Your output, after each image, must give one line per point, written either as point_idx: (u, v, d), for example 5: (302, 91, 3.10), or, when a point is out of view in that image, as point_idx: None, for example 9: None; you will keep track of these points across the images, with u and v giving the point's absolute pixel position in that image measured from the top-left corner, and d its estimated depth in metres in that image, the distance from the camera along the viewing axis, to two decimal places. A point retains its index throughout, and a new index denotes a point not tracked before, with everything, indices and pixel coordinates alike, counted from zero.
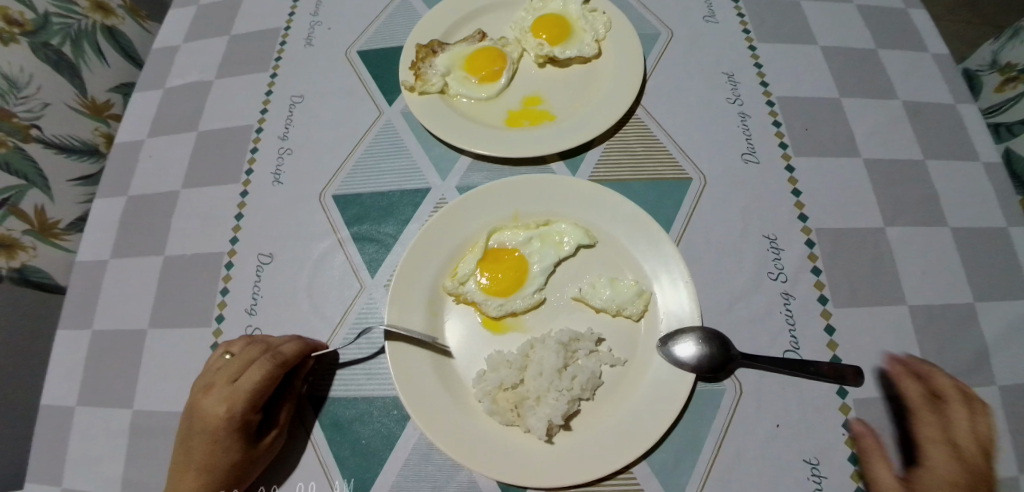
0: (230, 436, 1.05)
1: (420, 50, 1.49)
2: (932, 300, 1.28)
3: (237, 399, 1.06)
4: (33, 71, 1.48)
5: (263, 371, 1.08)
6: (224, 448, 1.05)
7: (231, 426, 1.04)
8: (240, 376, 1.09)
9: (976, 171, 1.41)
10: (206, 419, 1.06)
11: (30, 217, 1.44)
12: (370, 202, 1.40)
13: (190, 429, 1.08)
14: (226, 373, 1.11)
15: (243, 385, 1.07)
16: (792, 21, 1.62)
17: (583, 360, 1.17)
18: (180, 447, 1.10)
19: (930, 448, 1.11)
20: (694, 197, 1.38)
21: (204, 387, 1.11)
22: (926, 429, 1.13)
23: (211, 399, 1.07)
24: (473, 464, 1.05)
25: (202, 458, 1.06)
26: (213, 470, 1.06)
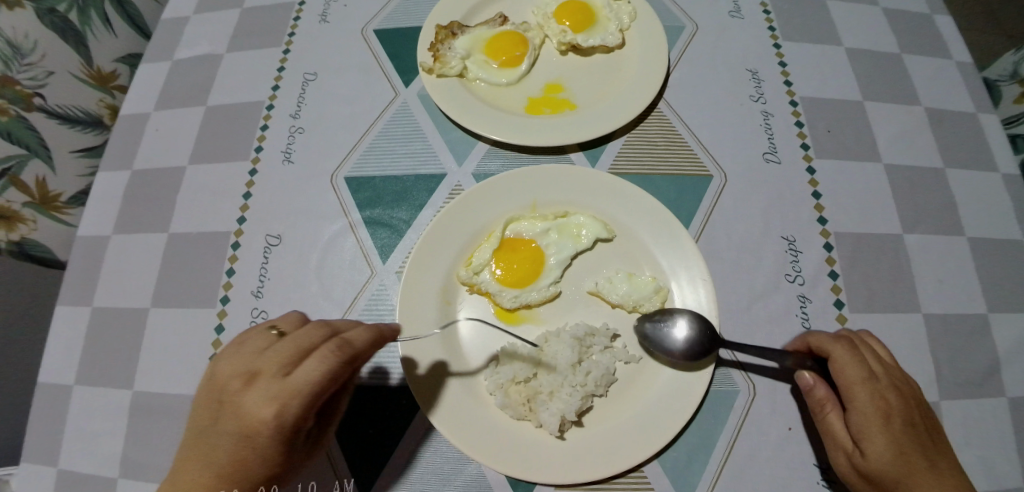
0: (272, 442, 0.90)
1: (439, 31, 1.45)
2: (947, 309, 1.26)
3: (287, 400, 0.88)
4: (38, 37, 1.41)
5: (324, 373, 0.89)
6: (263, 453, 0.90)
7: (278, 431, 0.88)
8: (294, 372, 0.91)
9: (995, 182, 1.39)
10: (246, 417, 0.89)
11: (31, 189, 1.40)
12: (383, 185, 1.37)
13: (223, 422, 0.92)
14: (275, 361, 0.93)
15: (296, 385, 0.89)
16: (817, 20, 1.59)
17: (598, 355, 1.16)
18: (207, 432, 0.94)
19: (859, 393, 0.99)
20: (714, 194, 1.35)
21: (246, 374, 0.93)
22: (846, 373, 1.01)
23: (255, 395, 0.90)
24: (483, 457, 1.03)
25: (233, 455, 0.91)
26: (241, 474, 0.92)
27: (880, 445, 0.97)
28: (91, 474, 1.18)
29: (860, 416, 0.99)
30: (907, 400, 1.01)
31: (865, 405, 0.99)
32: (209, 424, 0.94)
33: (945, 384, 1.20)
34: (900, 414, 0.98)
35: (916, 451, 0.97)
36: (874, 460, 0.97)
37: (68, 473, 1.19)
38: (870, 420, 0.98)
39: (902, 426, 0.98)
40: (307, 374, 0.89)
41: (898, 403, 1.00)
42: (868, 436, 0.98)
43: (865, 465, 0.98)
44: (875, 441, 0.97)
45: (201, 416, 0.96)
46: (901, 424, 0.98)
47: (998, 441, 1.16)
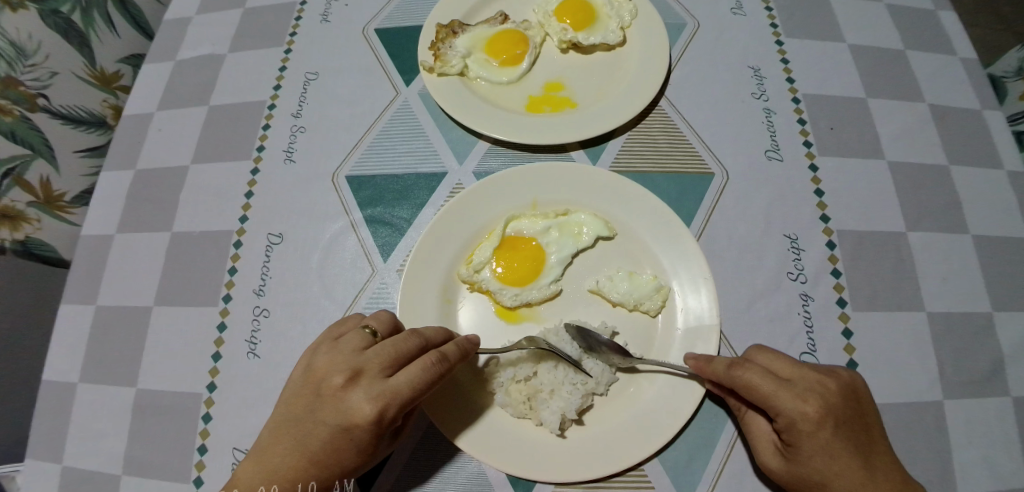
0: (366, 439, 0.92)
1: (440, 30, 1.45)
2: (951, 307, 1.26)
3: (390, 401, 0.91)
4: (41, 38, 1.43)
5: (427, 378, 0.93)
6: (355, 448, 0.92)
7: (375, 428, 0.91)
8: (396, 374, 0.93)
9: (999, 179, 1.38)
10: (346, 413, 0.91)
11: (35, 188, 1.41)
12: (384, 184, 1.37)
13: (319, 415, 0.93)
14: (377, 361, 0.94)
15: (399, 387, 0.91)
16: (820, 17, 1.58)
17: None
18: (296, 421, 0.96)
19: (781, 405, 0.94)
20: (716, 192, 1.35)
21: (348, 371, 0.94)
22: (760, 388, 0.96)
23: (358, 392, 0.91)
24: (484, 456, 1.03)
25: (324, 445, 0.93)
26: (329, 464, 0.94)
27: (808, 452, 0.94)
28: (95, 472, 1.19)
29: (786, 428, 0.95)
30: (835, 397, 0.95)
31: (791, 416, 0.94)
32: (301, 414, 0.95)
33: (949, 383, 1.19)
34: (828, 415, 0.93)
35: (849, 450, 0.93)
36: (806, 466, 0.95)
37: (72, 470, 1.20)
38: (796, 430, 0.94)
39: (832, 429, 0.93)
40: (409, 378, 0.92)
41: (826, 406, 0.94)
42: (798, 444, 0.95)
43: (798, 472, 0.97)
44: (803, 449, 0.95)
45: (293, 405, 0.97)
46: (831, 425, 0.93)
47: (1002, 440, 1.15)
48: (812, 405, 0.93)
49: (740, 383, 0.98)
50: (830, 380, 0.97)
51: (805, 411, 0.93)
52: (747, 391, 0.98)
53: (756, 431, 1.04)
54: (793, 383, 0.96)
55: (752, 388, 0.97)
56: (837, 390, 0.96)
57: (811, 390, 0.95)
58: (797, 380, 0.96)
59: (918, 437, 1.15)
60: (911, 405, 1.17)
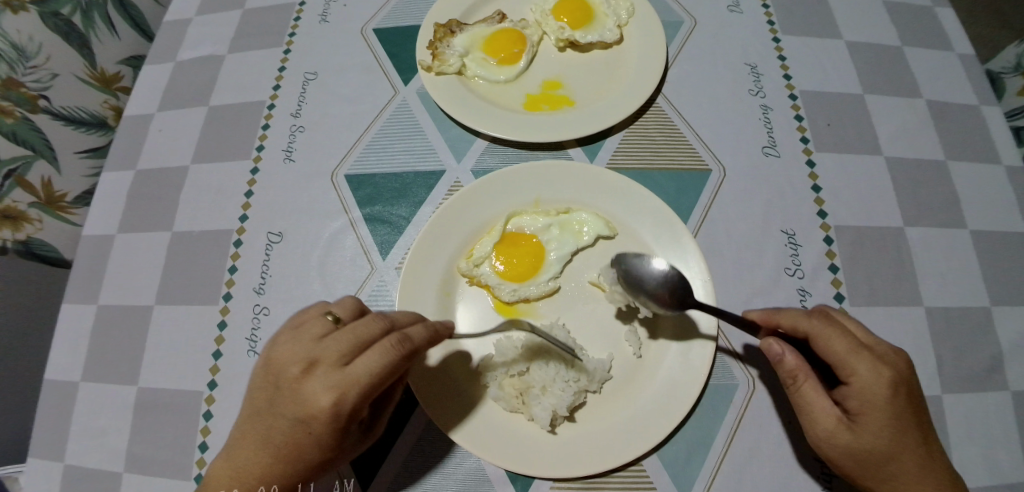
0: (327, 431, 0.91)
1: (439, 29, 1.46)
2: (949, 302, 1.26)
3: (347, 389, 0.89)
4: (42, 40, 1.44)
5: (385, 365, 0.91)
6: (317, 441, 0.91)
7: (336, 419, 0.89)
8: (354, 362, 0.91)
9: (997, 175, 1.38)
10: (305, 403, 0.90)
11: (37, 189, 1.42)
12: (383, 182, 1.38)
13: (280, 407, 0.93)
14: (334, 351, 0.93)
15: (357, 376, 0.89)
16: (817, 14, 1.59)
17: (594, 350, 1.16)
18: (262, 415, 0.96)
19: (858, 364, 0.94)
20: (713, 188, 1.35)
21: (305, 362, 0.93)
22: (839, 345, 0.95)
23: (315, 382, 0.90)
24: (477, 450, 1.04)
25: (288, 438, 0.93)
26: (297, 457, 0.94)
27: (880, 420, 0.92)
28: (96, 470, 1.20)
29: (858, 391, 0.94)
30: (906, 368, 0.97)
31: (868, 380, 0.93)
32: (265, 407, 0.95)
33: (948, 378, 1.19)
34: (901, 382, 0.94)
35: (913, 423, 0.94)
36: (873, 435, 0.93)
37: (74, 469, 1.21)
38: (870, 394, 0.93)
39: (903, 397, 0.94)
40: (368, 365, 0.90)
41: (898, 372, 0.95)
42: (868, 411, 0.93)
43: (861, 443, 0.94)
44: (874, 417, 0.93)
45: (257, 398, 0.97)
46: (904, 392, 0.94)
47: (1001, 435, 1.15)
48: (890, 370, 0.93)
49: (817, 337, 0.98)
50: (898, 352, 0.99)
51: (883, 375, 0.93)
52: (823, 348, 0.97)
53: (815, 406, 0.98)
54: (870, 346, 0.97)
55: (830, 345, 0.96)
56: (906, 362, 0.98)
57: (886, 357, 0.96)
58: (874, 347, 0.98)
59: None
60: None
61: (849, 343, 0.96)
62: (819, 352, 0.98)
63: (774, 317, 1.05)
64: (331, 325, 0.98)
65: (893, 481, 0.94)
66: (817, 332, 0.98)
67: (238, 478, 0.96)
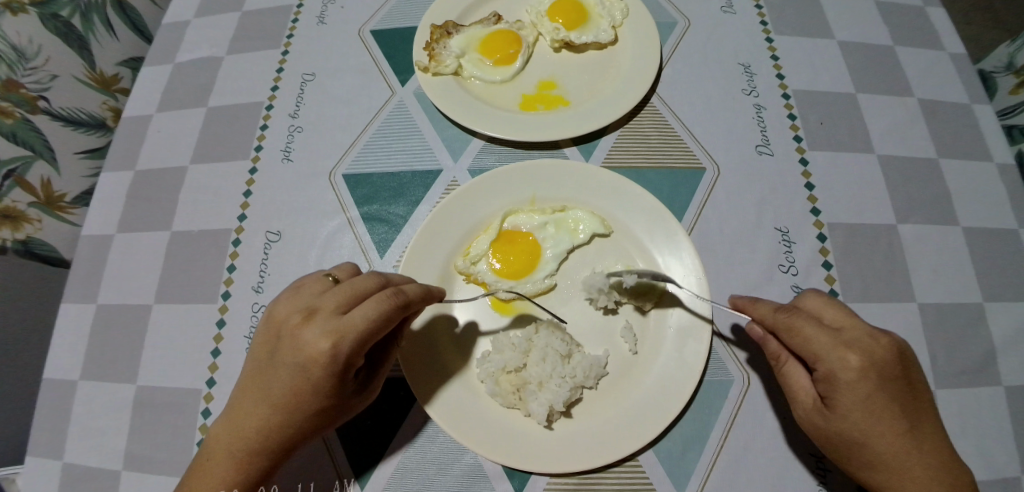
0: (326, 377, 0.93)
1: (435, 30, 1.47)
2: (941, 298, 1.27)
3: (345, 334, 0.92)
4: (41, 41, 1.45)
5: (382, 311, 0.94)
6: (315, 388, 0.93)
7: (334, 364, 0.92)
8: (351, 310, 0.94)
9: (989, 172, 1.40)
10: (303, 349, 0.92)
11: (36, 189, 1.43)
12: (381, 182, 1.39)
13: (279, 356, 0.95)
14: (332, 301, 0.96)
15: (354, 322, 0.92)
16: (810, 14, 1.60)
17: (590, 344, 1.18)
18: (261, 369, 0.98)
19: (821, 353, 0.94)
20: (708, 186, 1.37)
21: (305, 311, 0.96)
22: (802, 333, 0.96)
23: (313, 328, 0.93)
24: (472, 445, 1.05)
25: (286, 388, 0.94)
26: (294, 408, 0.95)
27: (848, 406, 0.92)
28: (96, 469, 1.20)
29: (825, 377, 0.94)
30: (888, 354, 0.92)
31: (831, 367, 0.93)
32: (265, 360, 0.98)
33: (940, 373, 1.21)
34: (873, 367, 0.91)
35: (891, 408, 0.91)
36: (843, 419, 0.94)
37: (73, 468, 1.21)
38: (835, 381, 0.93)
39: (878, 382, 0.91)
40: (365, 312, 0.93)
41: (872, 359, 0.92)
42: (837, 397, 0.94)
43: (835, 427, 0.96)
44: (842, 403, 0.93)
45: (257, 352, 1.00)
46: (877, 377, 0.91)
47: (993, 428, 1.16)
48: (857, 357, 0.91)
49: (783, 324, 0.99)
50: (883, 337, 0.94)
51: (849, 362, 0.91)
52: (789, 335, 0.98)
53: (794, 386, 1.03)
54: (841, 332, 0.95)
55: (795, 332, 0.97)
56: (892, 347, 0.93)
57: (859, 341, 0.93)
58: (846, 330, 0.95)
59: None
60: None
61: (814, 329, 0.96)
62: (785, 339, 1.00)
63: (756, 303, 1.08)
64: (330, 282, 1.02)
65: (877, 468, 0.94)
66: (782, 322, 1.00)
67: (238, 433, 0.97)
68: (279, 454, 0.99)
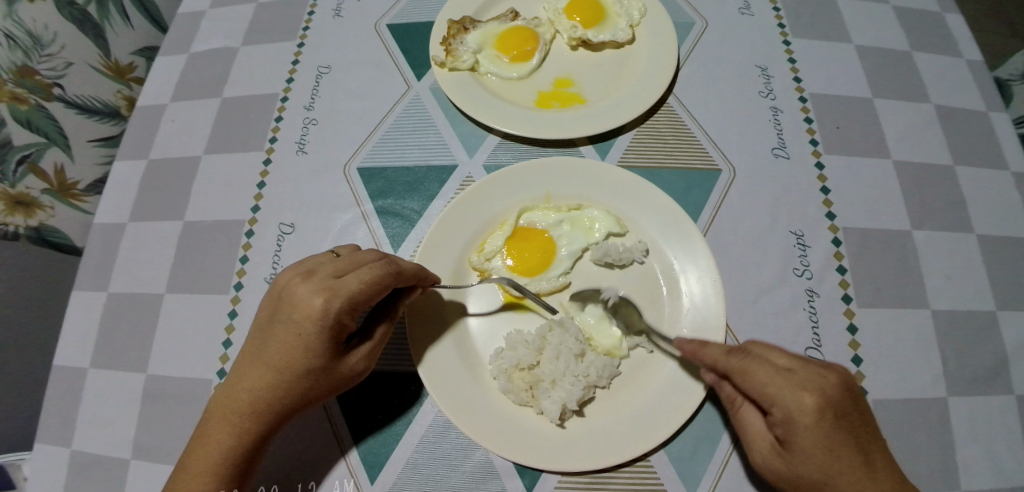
0: (317, 335, 0.96)
1: (452, 26, 1.47)
2: (954, 305, 1.27)
3: (336, 294, 0.94)
4: (57, 29, 1.44)
5: (375, 276, 0.97)
6: (307, 345, 0.96)
7: (324, 321, 0.94)
8: (346, 274, 0.98)
9: (1004, 180, 1.39)
10: (297, 306, 0.96)
11: (49, 176, 1.43)
12: (395, 176, 1.39)
13: (277, 315, 0.99)
14: (330, 266, 1.00)
15: (347, 282, 0.95)
16: (827, 18, 1.60)
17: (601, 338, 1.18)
18: (261, 330, 1.02)
19: (776, 396, 0.92)
20: (723, 188, 1.36)
21: (303, 273, 1.01)
22: (756, 377, 0.95)
23: (307, 286, 0.96)
24: (486, 441, 1.04)
25: (280, 346, 0.97)
26: (287, 368, 0.97)
27: (805, 449, 0.90)
28: (104, 458, 1.20)
29: (782, 420, 0.92)
30: (838, 391, 0.92)
31: (788, 409, 0.91)
32: (264, 321, 1.02)
33: (953, 380, 1.20)
34: (828, 406, 0.90)
35: (848, 447, 0.90)
36: (801, 463, 0.91)
37: (81, 456, 1.21)
38: (793, 425, 0.90)
39: (832, 423, 0.90)
40: (359, 276, 0.96)
41: (825, 399, 0.90)
42: (794, 439, 0.91)
43: (794, 470, 0.93)
44: (800, 445, 0.91)
45: (259, 315, 1.04)
46: (832, 417, 0.90)
47: (1005, 438, 1.16)
48: (812, 397, 0.90)
49: (736, 369, 0.97)
50: (831, 373, 0.94)
51: (805, 403, 0.90)
52: (744, 379, 0.96)
53: (751, 428, 1.01)
54: (793, 373, 0.93)
55: (749, 376, 0.96)
56: (840, 384, 0.93)
57: (811, 381, 0.92)
58: (797, 371, 0.94)
59: (922, 432, 1.16)
60: (913, 402, 1.18)
61: (767, 373, 0.94)
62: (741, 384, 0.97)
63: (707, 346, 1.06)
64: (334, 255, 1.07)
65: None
66: (736, 367, 0.97)
67: (236, 394, 1.00)
68: (273, 418, 1.01)
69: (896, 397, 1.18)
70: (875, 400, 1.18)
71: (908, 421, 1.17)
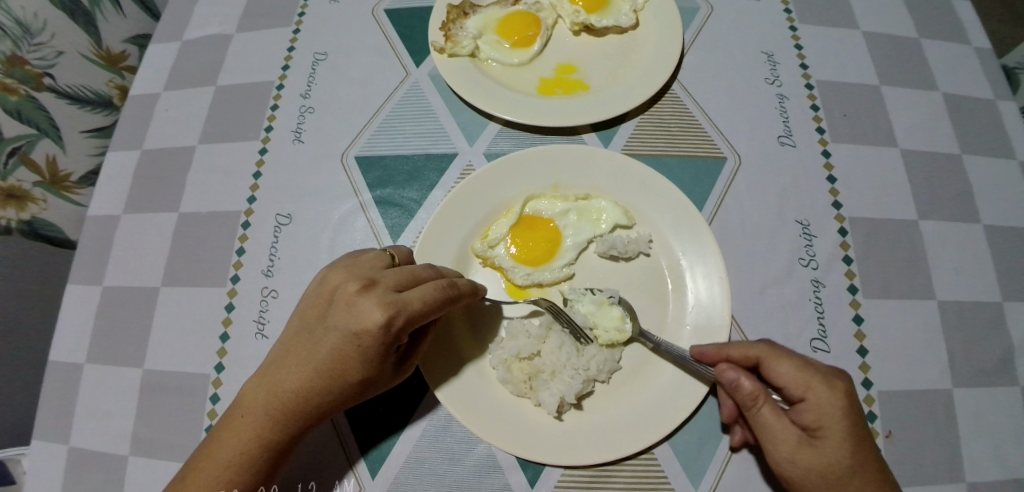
0: (373, 348, 0.96)
1: (451, 11, 1.43)
2: (961, 295, 1.25)
3: (398, 311, 0.94)
4: (47, 17, 1.40)
5: (437, 298, 0.97)
6: (363, 356, 0.96)
7: (383, 337, 0.95)
8: (407, 290, 0.97)
9: (1011, 169, 1.37)
10: (357, 317, 0.95)
11: (41, 168, 1.40)
12: (394, 165, 1.36)
13: (332, 319, 0.98)
14: (391, 278, 0.99)
15: (409, 299, 0.95)
16: (834, 3, 1.57)
17: (603, 331, 1.13)
18: (312, 330, 1.01)
19: (813, 379, 0.94)
20: (728, 177, 1.34)
21: (361, 282, 0.99)
22: (789, 362, 0.96)
23: (369, 299, 0.95)
24: (483, 433, 1.03)
25: (333, 352, 0.97)
26: (338, 374, 0.98)
27: (840, 436, 0.90)
28: (101, 453, 1.18)
29: (818, 404, 0.92)
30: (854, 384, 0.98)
31: (824, 392, 0.92)
32: (316, 322, 1.01)
33: (959, 372, 1.18)
34: (853, 395, 0.94)
35: (868, 437, 0.93)
36: (835, 450, 0.90)
37: (79, 450, 1.19)
38: (829, 406, 0.92)
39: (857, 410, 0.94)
40: (421, 295, 0.96)
41: (850, 387, 0.95)
42: (829, 424, 0.91)
43: (825, 460, 0.90)
44: (835, 431, 0.90)
45: (310, 313, 1.03)
46: (858, 405, 0.94)
47: (1011, 430, 1.15)
48: (841, 382, 0.94)
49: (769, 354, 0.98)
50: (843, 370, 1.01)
51: (839, 387, 0.93)
52: (777, 363, 0.97)
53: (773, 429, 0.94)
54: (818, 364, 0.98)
55: (783, 360, 0.97)
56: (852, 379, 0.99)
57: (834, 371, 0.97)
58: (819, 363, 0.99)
59: (928, 424, 1.15)
60: (919, 394, 1.17)
61: (795, 363, 0.97)
62: (773, 369, 0.97)
63: (723, 349, 1.03)
64: (388, 261, 1.06)
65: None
66: (768, 353, 0.99)
67: (280, 388, 1.00)
68: (317, 415, 1.02)
69: (902, 389, 1.17)
70: (881, 392, 1.17)
71: (915, 412, 1.16)
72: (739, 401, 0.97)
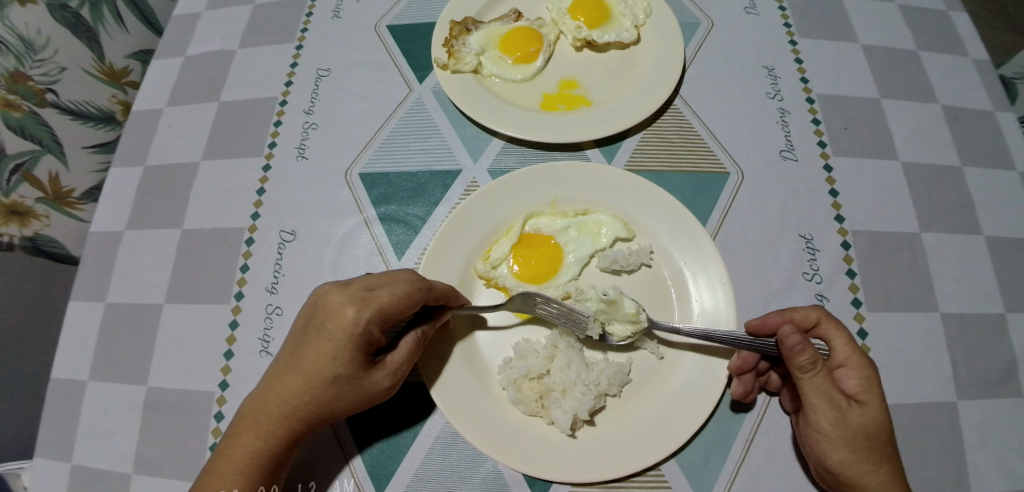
0: (347, 343, 0.97)
1: (454, 27, 1.44)
2: (964, 307, 1.25)
3: (369, 303, 0.97)
4: (50, 32, 1.41)
5: (407, 291, 0.99)
6: (336, 352, 0.97)
7: (355, 329, 0.97)
8: (378, 286, 1.01)
9: (1011, 180, 1.38)
10: (331, 314, 0.98)
11: (44, 184, 1.40)
12: (398, 181, 1.36)
13: (310, 322, 1.01)
14: (364, 279, 1.03)
15: (379, 293, 0.98)
16: (833, 17, 1.58)
17: (618, 326, 1.13)
18: (292, 338, 1.04)
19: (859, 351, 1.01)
20: (731, 191, 1.34)
21: (336, 286, 1.04)
22: (842, 333, 1.03)
23: (341, 296, 0.99)
24: (496, 454, 1.03)
25: (310, 351, 0.99)
26: (315, 375, 0.98)
27: (877, 404, 0.99)
28: (103, 472, 1.18)
29: (861, 371, 1.00)
30: None
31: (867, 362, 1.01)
32: (296, 328, 1.04)
33: (964, 384, 1.19)
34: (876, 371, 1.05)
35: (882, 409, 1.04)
36: (872, 415, 0.98)
37: (81, 470, 1.18)
38: (871, 375, 1.00)
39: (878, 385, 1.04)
40: (391, 290, 0.99)
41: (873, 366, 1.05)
42: (869, 391, 0.99)
43: (862, 422, 0.98)
44: (873, 398, 0.99)
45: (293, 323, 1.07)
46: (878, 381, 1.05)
47: (1015, 442, 1.15)
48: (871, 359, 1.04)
49: (826, 323, 1.04)
50: None
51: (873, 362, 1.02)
52: (831, 332, 1.04)
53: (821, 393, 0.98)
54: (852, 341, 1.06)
55: (838, 328, 1.03)
56: None
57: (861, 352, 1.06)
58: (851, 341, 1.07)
59: (934, 436, 1.15)
60: (925, 406, 1.17)
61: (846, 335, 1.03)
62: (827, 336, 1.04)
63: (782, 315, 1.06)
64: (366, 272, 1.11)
65: (876, 470, 0.98)
66: (825, 322, 1.05)
67: (264, 394, 1.01)
68: (299, 422, 1.00)
69: (908, 402, 1.17)
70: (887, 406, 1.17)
71: (921, 425, 1.15)
72: (796, 367, 0.98)
